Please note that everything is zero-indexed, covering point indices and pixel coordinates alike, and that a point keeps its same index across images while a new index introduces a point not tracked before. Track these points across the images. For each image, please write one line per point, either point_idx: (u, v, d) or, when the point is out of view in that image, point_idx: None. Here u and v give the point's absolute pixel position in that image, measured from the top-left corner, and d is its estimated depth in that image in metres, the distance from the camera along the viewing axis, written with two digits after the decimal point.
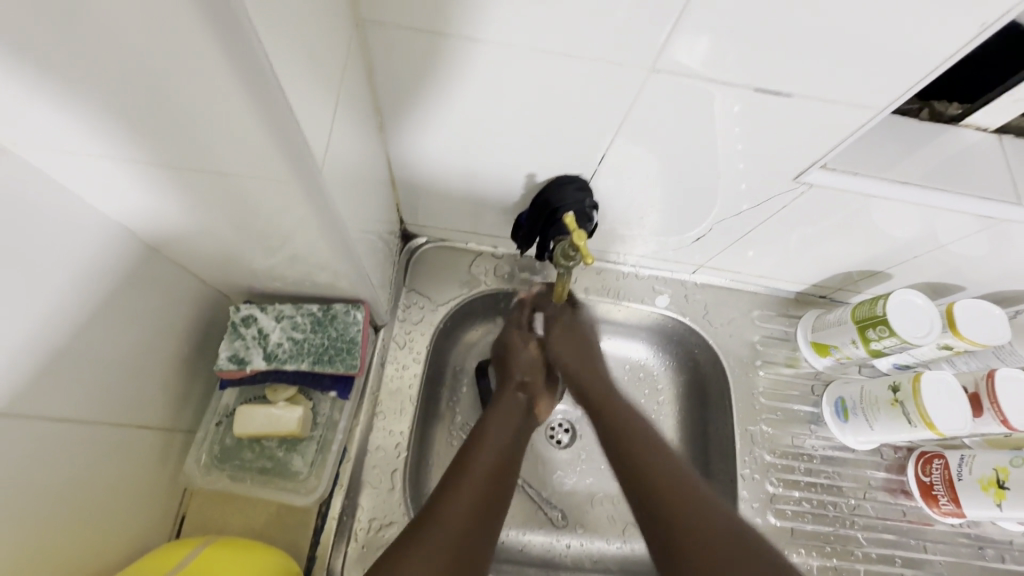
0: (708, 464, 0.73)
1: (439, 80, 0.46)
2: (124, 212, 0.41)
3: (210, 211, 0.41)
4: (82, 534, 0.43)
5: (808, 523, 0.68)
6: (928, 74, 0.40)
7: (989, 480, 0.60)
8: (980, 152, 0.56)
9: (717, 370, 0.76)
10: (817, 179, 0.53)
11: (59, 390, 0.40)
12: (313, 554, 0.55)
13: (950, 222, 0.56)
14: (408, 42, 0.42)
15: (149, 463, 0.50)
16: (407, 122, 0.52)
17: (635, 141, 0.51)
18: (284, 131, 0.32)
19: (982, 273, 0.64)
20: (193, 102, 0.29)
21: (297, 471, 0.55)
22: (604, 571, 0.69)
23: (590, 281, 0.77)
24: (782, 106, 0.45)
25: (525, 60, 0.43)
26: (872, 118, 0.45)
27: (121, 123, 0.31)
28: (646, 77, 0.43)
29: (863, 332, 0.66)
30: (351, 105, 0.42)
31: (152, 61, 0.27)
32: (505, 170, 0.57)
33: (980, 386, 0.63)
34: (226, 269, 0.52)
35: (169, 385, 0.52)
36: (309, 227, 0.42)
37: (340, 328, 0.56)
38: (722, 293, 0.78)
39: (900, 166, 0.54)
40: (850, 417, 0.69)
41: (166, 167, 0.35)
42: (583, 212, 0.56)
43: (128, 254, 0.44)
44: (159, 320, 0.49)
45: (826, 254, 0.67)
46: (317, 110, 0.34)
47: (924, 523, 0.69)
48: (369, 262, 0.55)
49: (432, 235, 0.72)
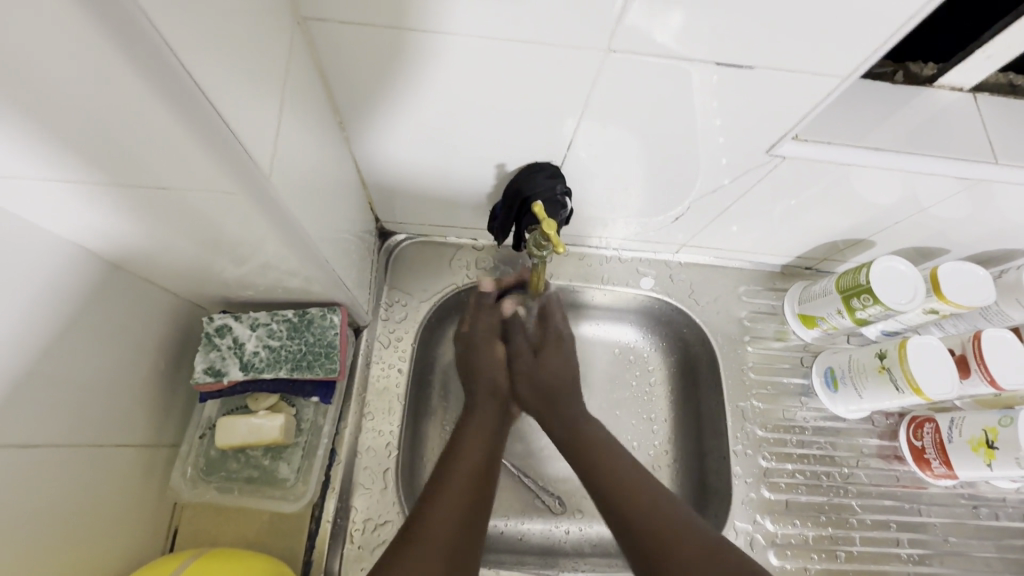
0: (701, 443, 0.74)
1: (396, 74, 0.45)
2: (78, 233, 0.40)
3: (165, 226, 0.40)
4: (70, 555, 0.43)
5: (802, 494, 0.68)
6: (891, 37, 0.39)
7: (979, 440, 0.61)
8: (955, 112, 0.54)
9: (707, 348, 0.75)
10: (790, 151, 0.52)
11: (28, 417, 0.39)
12: (309, 558, 0.56)
13: (928, 185, 0.55)
14: (356, 38, 0.41)
15: (133, 480, 0.50)
16: (367, 120, 0.51)
17: (603, 125, 0.50)
18: (218, 134, 0.30)
19: (965, 234, 0.64)
20: (121, 116, 0.28)
21: (285, 478, 0.55)
22: (603, 554, 0.69)
23: (572, 267, 0.76)
24: (747, 79, 0.44)
25: (478, 49, 0.42)
26: (839, 85, 0.44)
27: (53, 146, 0.30)
28: (604, 58, 0.42)
29: (847, 302, 0.66)
30: (302, 105, 0.41)
31: (70, 79, 0.25)
32: (474, 161, 0.56)
33: (967, 348, 0.63)
34: (194, 281, 0.51)
35: (147, 401, 0.52)
36: (270, 235, 0.41)
37: (318, 332, 0.55)
38: (707, 271, 0.78)
39: (875, 132, 0.53)
40: (839, 386, 0.69)
41: (109, 185, 0.34)
42: (554, 199, 0.55)
43: (88, 276, 0.43)
44: (129, 336, 0.48)
45: (808, 224, 0.66)
46: (256, 114, 0.33)
47: (918, 486, 0.70)
48: (341, 264, 0.54)
49: (409, 232, 0.71)
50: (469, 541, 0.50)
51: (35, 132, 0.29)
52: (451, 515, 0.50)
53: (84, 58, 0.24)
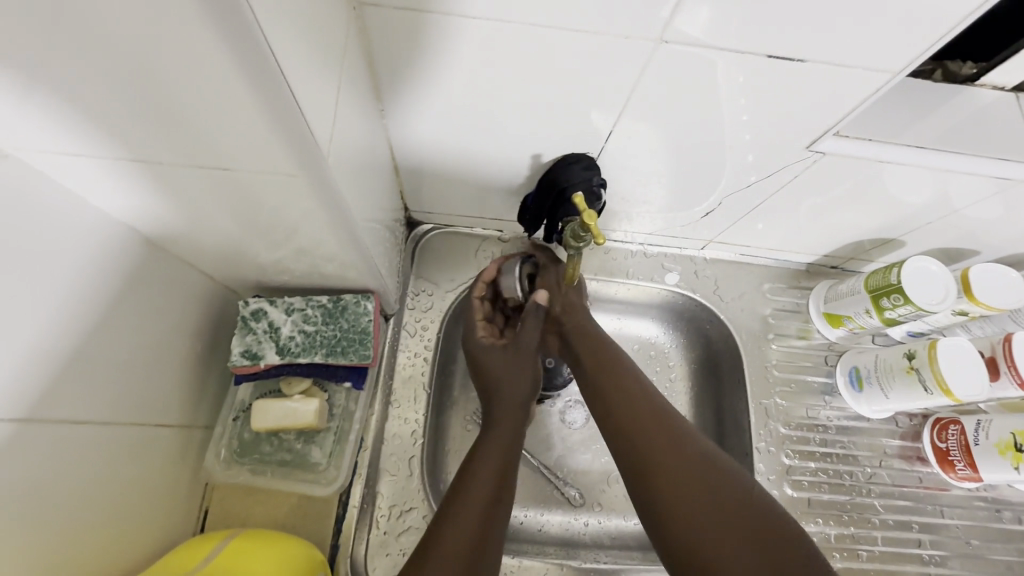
0: (723, 438, 0.74)
1: (441, 60, 0.45)
2: (129, 211, 0.41)
3: (213, 206, 0.40)
4: (109, 530, 0.44)
5: (825, 493, 0.68)
6: (946, 34, 0.39)
7: (1006, 443, 0.60)
8: (998, 112, 0.54)
9: (730, 345, 0.75)
10: (830, 147, 0.52)
11: (75, 393, 0.40)
12: (336, 541, 0.56)
13: (967, 185, 0.54)
14: (406, 22, 0.41)
15: (171, 459, 0.51)
16: (407, 106, 0.51)
17: (642, 117, 0.50)
18: (288, 116, 0.30)
19: (1000, 236, 0.63)
20: (190, 94, 0.29)
21: (317, 462, 0.56)
22: (623, 547, 0.69)
23: (597, 261, 0.76)
24: (793, 72, 0.44)
25: (526, 36, 0.41)
26: (887, 81, 0.44)
27: (119, 118, 0.30)
28: (654, 49, 0.42)
29: (876, 301, 0.65)
30: (352, 88, 0.41)
31: (146, 54, 0.26)
32: (509, 151, 0.56)
33: (997, 350, 0.62)
34: (233, 264, 0.51)
35: (185, 382, 0.52)
36: (316, 219, 0.41)
37: (352, 319, 0.56)
38: (732, 268, 0.77)
39: (917, 130, 0.52)
40: (864, 386, 0.69)
41: (166, 162, 0.35)
42: (591, 190, 0.56)
43: (132, 253, 0.44)
44: (170, 316, 0.49)
45: (839, 223, 0.66)
46: (320, 97, 0.34)
47: (940, 488, 0.70)
48: (376, 251, 0.55)
49: (437, 222, 0.72)
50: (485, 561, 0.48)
51: (106, 105, 0.29)
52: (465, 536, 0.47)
53: (161, 33, 0.25)
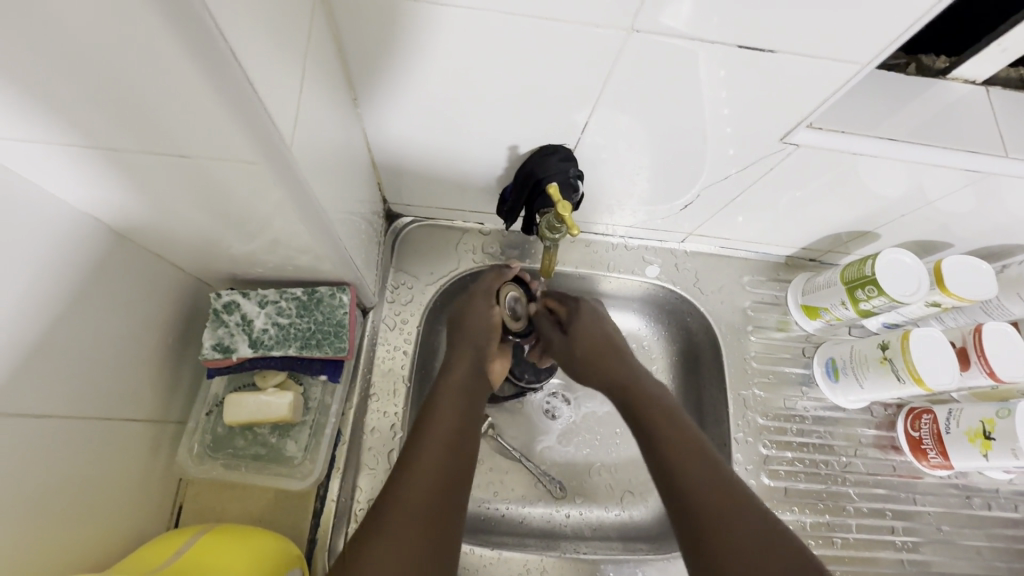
0: (703, 430, 0.74)
1: (413, 49, 0.44)
2: (91, 202, 0.40)
3: (179, 196, 0.39)
4: (76, 528, 0.43)
5: (801, 482, 0.69)
6: (911, 26, 0.39)
7: (976, 431, 0.61)
8: (968, 105, 0.55)
9: (709, 337, 0.76)
10: (804, 139, 0.52)
11: (37, 388, 0.39)
12: (313, 536, 0.56)
13: (939, 177, 0.55)
14: (375, 9, 0.40)
15: (141, 454, 0.50)
16: (380, 96, 0.50)
17: (619, 108, 0.50)
18: (246, 104, 0.30)
19: (973, 228, 0.64)
20: (142, 76, 0.28)
21: (292, 456, 0.55)
22: (604, 538, 0.70)
23: (578, 254, 0.76)
24: (766, 63, 0.44)
25: (497, 26, 0.41)
26: (857, 73, 0.44)
27: (75, 102, 0.30)
28: (626, 38, 0.42)
29: (852, 293, 0.66)
30: (320, 77, 0.40)
31: (93, 36, 0.25)
32: (487, 144, 0.56)
33: (967, 340, 0.64)
34: (203, 256, 0.50)
35: (156, 377, 0.52)
36: (285, 212, 0.41)
37: (327, 311, 0.55)
38: (712, 261, 0.78)
39: (889, 123, 0.53)
40: (840, 376, 0.70)
41: (125, 150, 0.34)
42: (568, 182, 0.55)
43: (97, 245, 0.43)
44: (139, 309, 0.48)
45: (814, 216, 0.66)
46: (278, 82, 0.33)
47: (913, 476, 0.71)
48: (351, 243, 0.54)
49: (416, 214, 0.71)
50: (448, 513, 0.45)
51: (54, 86, 0.28)
52: (425, 489, 0.45)
53: (106, 11, 0.24)
